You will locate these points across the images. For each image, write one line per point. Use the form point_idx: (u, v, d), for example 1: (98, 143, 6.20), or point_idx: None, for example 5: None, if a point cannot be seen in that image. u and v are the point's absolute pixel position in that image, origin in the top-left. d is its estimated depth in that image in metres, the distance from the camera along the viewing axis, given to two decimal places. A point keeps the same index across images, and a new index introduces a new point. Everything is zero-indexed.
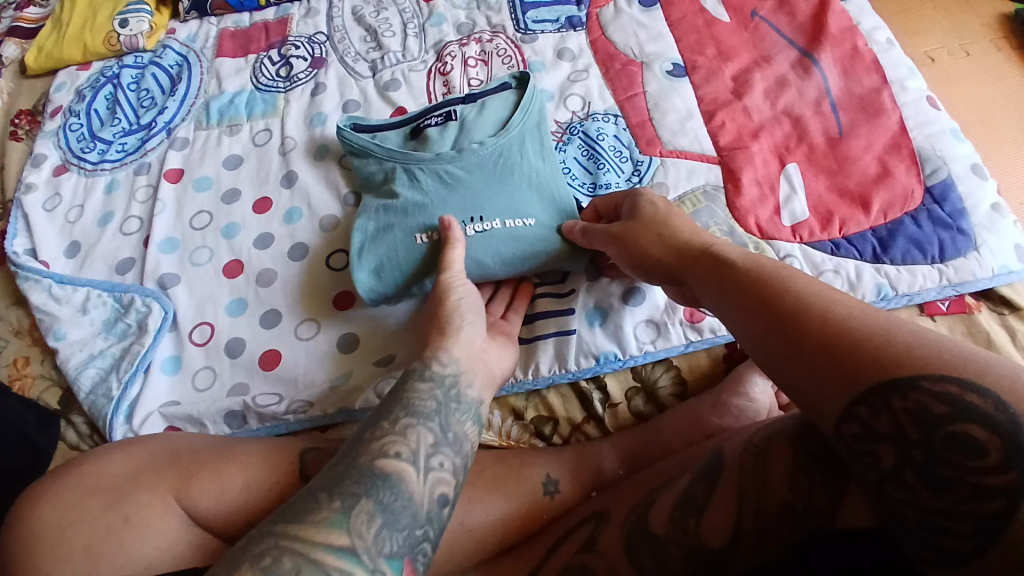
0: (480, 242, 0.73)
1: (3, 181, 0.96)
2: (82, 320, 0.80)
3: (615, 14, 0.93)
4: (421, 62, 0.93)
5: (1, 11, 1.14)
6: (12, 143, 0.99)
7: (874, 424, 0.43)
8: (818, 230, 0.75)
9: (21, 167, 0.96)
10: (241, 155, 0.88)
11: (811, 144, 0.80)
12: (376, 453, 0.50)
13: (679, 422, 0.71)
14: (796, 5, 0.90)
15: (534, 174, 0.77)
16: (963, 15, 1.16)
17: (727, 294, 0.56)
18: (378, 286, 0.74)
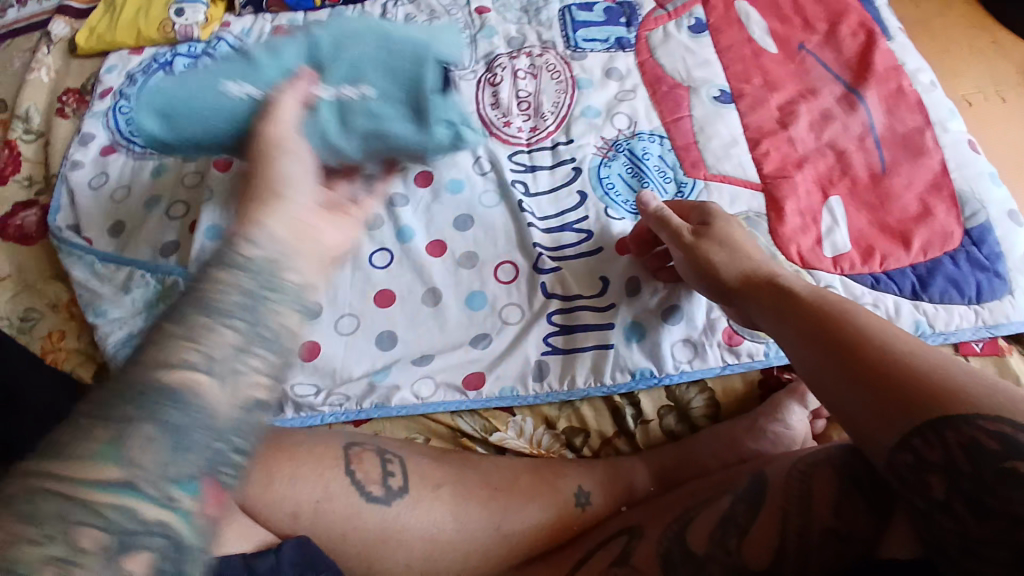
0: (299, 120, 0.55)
1: (48, 156, 0.97)
2: (123, 298, 0.81)
3: (664, 38, 0.94)
4: (471, 71, 0.94)
5: None
6: (59, 119, 1.00)
7: (926, 454, 0.43)
8: (859, 262, 0.76)
9: (67, 145, 0.96)
10: None
11: (854, 177, 0.82)
12: (155, 361, 0.37)
13: (714, 443, 0.72)
14: (842, 41, 0.93)
15: (391, 35, 0.69)
16: (1000, 62, 1.18)
17: (787, 320, 0.58)
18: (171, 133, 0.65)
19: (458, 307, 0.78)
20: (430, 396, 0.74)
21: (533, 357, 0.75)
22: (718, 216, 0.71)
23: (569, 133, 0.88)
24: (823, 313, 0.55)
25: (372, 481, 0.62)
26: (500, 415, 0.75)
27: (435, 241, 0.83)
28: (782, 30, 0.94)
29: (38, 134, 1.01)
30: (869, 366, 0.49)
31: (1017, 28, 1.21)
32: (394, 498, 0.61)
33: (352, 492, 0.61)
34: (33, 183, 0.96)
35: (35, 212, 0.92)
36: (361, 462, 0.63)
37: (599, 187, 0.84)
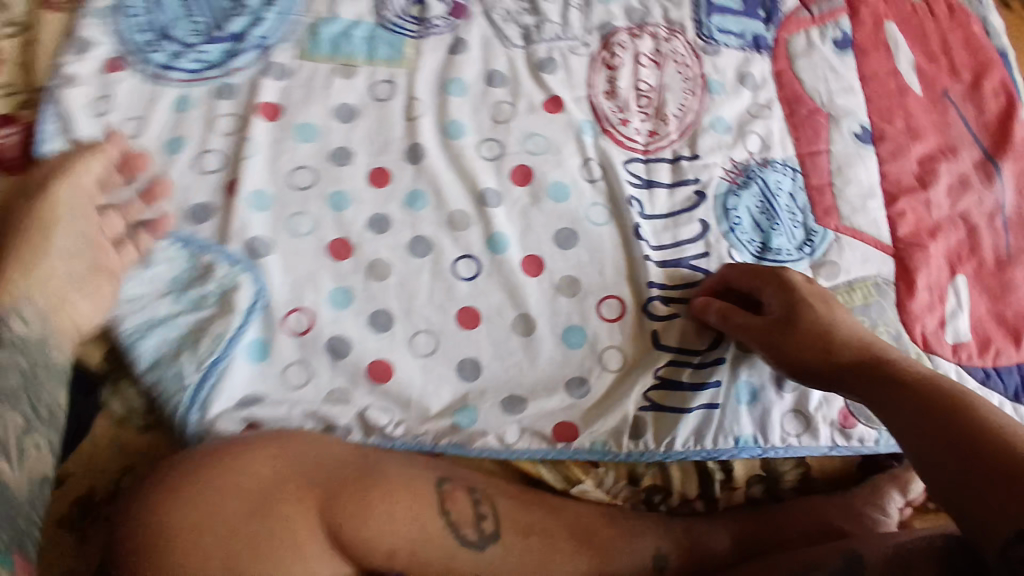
0: None
1: (29, 58, 0.72)
2: (144, 275, 0.65)
3: (807, 48, 0.82)
4: (583, 43, 0.79)
5: None
6: (47, 13, 0.73)
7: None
8: (976, 354, 0.71)
9: (58, 45, 0.72)
10: (358, 108, 0.73)
11: (981, 259, 0.75)
12: None
13: (800, 516, 0.70)
14: (985, 98, 0.83)
15: None
16: None
17: (897, 395, 0.57)
18: None
19: (555, 340, 0.68)
20: (514, 442, 0.65)
21: (629, 411, 0.67)
22: (799, 288, 0.65)
23: (694, 147, 0.76)
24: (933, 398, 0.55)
25: (466, 522, 0.59)
26: (584, 465, 0.68)
27: (530, 256, 0.71)
28: (928, 68, 0.83)
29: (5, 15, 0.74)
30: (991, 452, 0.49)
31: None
32: (487, 543, 0.59)
33: (448, 533, 0.58)
34: (10, 90, 0.71)
35: (16, 133, 0.69)
36: (455, 502, 0.60)
37: (724, 218, 0.73)
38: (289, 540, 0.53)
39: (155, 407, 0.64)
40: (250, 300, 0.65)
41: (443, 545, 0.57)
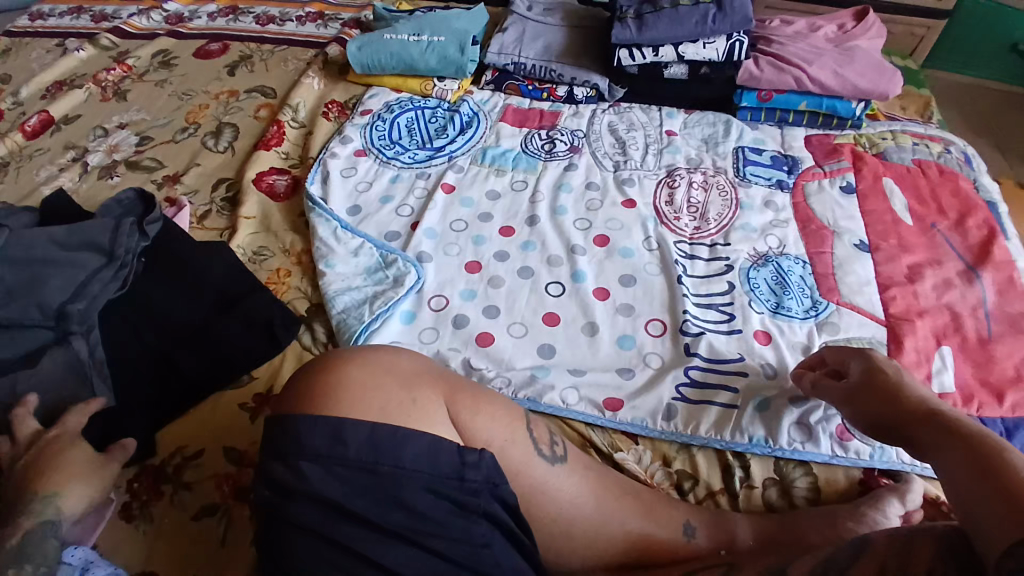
0: (363, 50, 1.30)
1: (307, 143, 1.24)
2: (351, 259, 1.02)
3: (819, 189, 1.13)
4: (653, 173, 1.17)
5: (331, 24, 1.59)
6: (323, 121, 1.28)
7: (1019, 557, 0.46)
8: (960, 404, 0.87)
9: (328, 140, 1.24)
10: (500, 192, 1.14)
11: (965, 336, 0.94)
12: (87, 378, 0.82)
13: (817, 519, 0.77)
14: (969, 230, 1.07)
15: (430, 24, 1.32)
16: None
17: (938, 435, 0.61)
18: (358, 54, 1.30)
19: (613, 342, 0.94)
20: (573, 403, 0.87)
21: (665, 399, 0.88)
22: (878, 361, 0.75)
23: (727, 239, 1.06)
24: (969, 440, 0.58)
25: (544, 441, 0.69)
26: (626, 439, 0.86)
27: (601, 288, 1.00)
28: (920, 209, 1.10)
29: (302, 125, 1.29)
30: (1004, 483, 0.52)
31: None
32: (556, 461, 0.69)
33: (529, 441, 0.68)
34: (288, 157, 1.23)
35: (286, 179, 1.19)
36: (537, 424, 0.71)
37: (746, 284, 0.99)
38: (420, 411, 0.64)
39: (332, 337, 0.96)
40: (413, 282, 0.99)
41: (527, 454, 0.67)
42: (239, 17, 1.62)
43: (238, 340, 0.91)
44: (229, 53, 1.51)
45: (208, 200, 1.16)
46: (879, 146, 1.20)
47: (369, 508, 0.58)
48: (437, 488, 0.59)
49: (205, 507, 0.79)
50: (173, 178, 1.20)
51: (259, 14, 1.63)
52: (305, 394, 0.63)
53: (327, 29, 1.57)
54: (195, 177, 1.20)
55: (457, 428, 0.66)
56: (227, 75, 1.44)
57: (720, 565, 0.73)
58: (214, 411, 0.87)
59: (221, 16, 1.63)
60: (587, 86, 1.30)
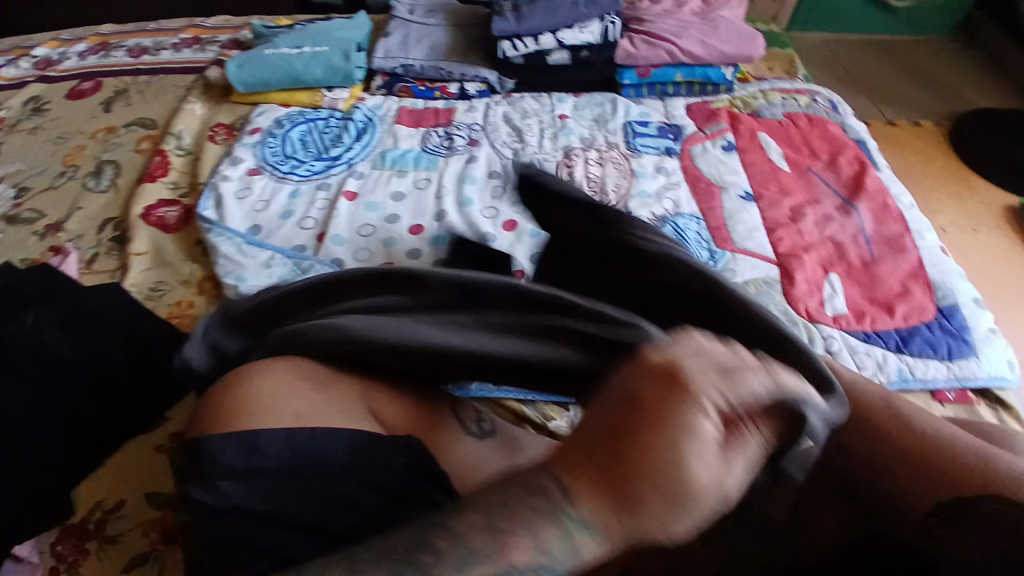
0: (244, 68, 1.28)
1: (197, 170, 1.21)
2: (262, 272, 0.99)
3: (702, 151, 1.21)
4: (551, 156, 1.21)
5: (208, 48, 1.54)
6: (210, 144, 1.25)
7: (962, 533, 0.46)
8: (853, 322, 0.97)
9: (218, 164, 1.20)
10: (405, 192, 1.14)
11: (849, 262, 1.04)
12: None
13: None
14: (841, 167, 1.18)
15: (311, 36, 1.31)
16: (972, 201, 1.44)
17: (837, 403, 0.59)
18: (239, 74, 1.27)
19: None
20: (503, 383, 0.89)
21: None
22: None
23: (626, 207, 1.12)
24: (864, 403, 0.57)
25: (470, 420, 0.71)
26: (556, 407, 0.89)
27: None
28: (793, 155, 1.21)
29: (188, 152, 1.25)
30: (914, 455, 0.52)
31: (990, 175, 1.48)
32: (482, 436, 0.70)
33: (453, 424, 0.69)
34: (179, 187, 1.20)
35: (178, 210, 1.16)
36: (460, 406, 0.72)
37: None
38: (337, 408, 0.63)
39: None
40: None
41: (454, 435, 0.68)
42: (111, 52, 1.54)
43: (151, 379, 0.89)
44: (102, 90, 1.43)
45: (95, 243, 1.11)
46: (752, 105, 1.30)
47: (298, 512, 0.57)
48: (366, 481, 0.59)
49: (137, 556, 0.77)
50: (57, 227, 1.13)
51: (132, 46, 1.55)
52: (216, 413, 0.62)
53: (204, 53, 1.52)
54: (80, 223, 1.14)
55: (380, 422, 0.65)
56: (104, 111, 1.37)
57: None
58: (133, 456, 0.86)
59: (91, 53, 1.54)
60: (477, 80, 1.33)
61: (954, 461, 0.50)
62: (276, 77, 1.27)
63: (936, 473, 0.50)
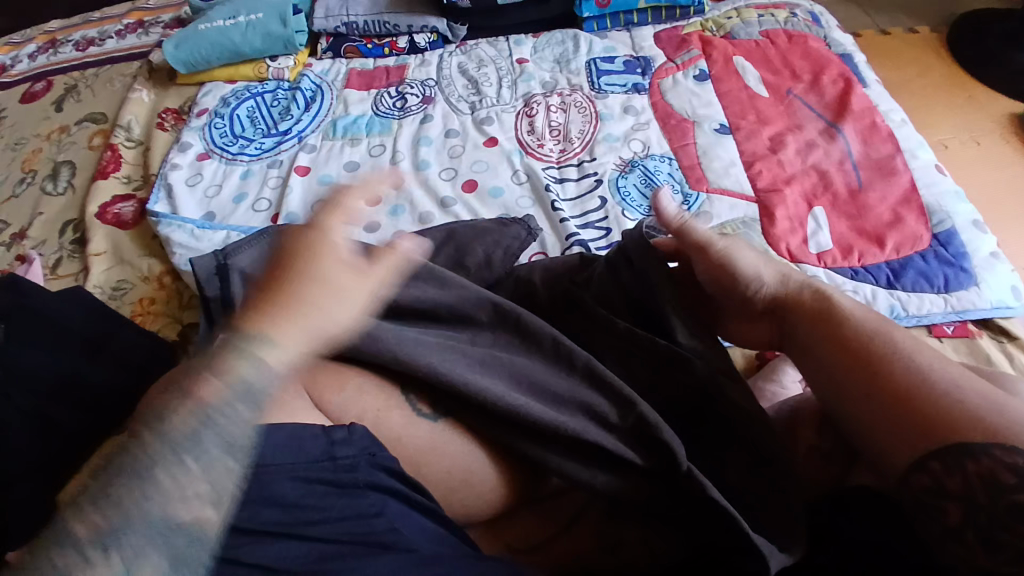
0: (179, 47, 1.20)
1: (147, 161, 1.14)
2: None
3: (674, 84, 1.12)
4: (511, 106, 1.13)
5: (152, 29, 1.39)
6: (159, 132, 1.17)
7: (945, 481, 0.49)
8: (840, 258, 0.90)
9: (166, 151, 1.13)
10: (359, 162, 1.08)
11: (834, 192, 0.97)
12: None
13: None
14: (824, 87, 1.09)
15: (244, 5, 1.23)
16: (973, 110, 1.33)
17: (819, 345, 0.62)
18: (175, 54, 1.20)
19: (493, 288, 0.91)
20: None
21: None
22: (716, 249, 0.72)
23: (593, 154, 1.04)
24: (850, 346, 0.59)
25: (423, 400, 0.68)
26: None
27: None
28: (772, 79, 1.11)
29: (137, 142, 1.18)
30: (914, 409, 0.53)
31: (989, 80, 1.37)
32: (439, 416, 0.67)
33: (405, 407, 0.67)
34: (131, 181, 1.13)
35: (133, 204, 1.09)
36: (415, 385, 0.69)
37: (617, 194, 0.98)
38: (276, 402, 0.60)
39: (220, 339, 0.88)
40: None
41: (407, 418, 0.66)
42: (59, 48, 1.37)
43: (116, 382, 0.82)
44: (53, 89, 1.29)
45: (57, 246, 1.05)
46: (725, 27, 1.20)
47: (238, 513, 0.55)
48: (308, 475, 0.58)
49: None
50: (20, 235, 1.07)
51: (79, 40, 1.38)
52: None
53: (148, 36, 1.38)
54: (40, 228, 1.07)
55: (323, 412, 0.64)
56: (55, 111, 1.25)
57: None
58: None
59: (41, 53, 1.37)
60: (426, 30, 1.24)
61: (953, 414, 0.51)
62: (213, 53, 1.20)
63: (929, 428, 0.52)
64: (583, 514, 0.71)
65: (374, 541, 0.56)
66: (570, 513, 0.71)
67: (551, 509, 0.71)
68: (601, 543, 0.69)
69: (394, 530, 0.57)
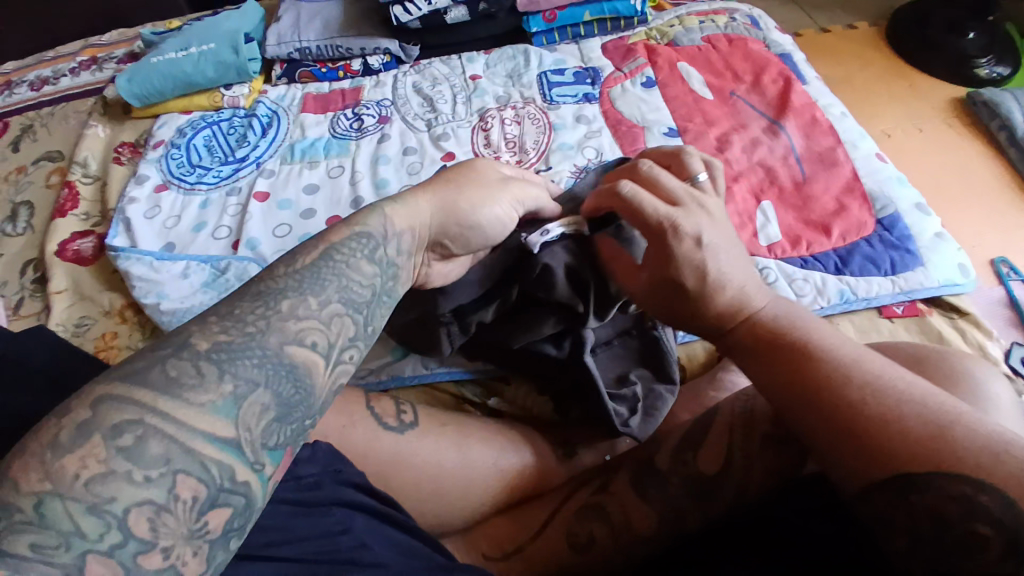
0: (132, 79, 1.19)
1: (104, 195, 1.12)
2: (182, 283, 0.95)
3: (623, 92, 1.15)
4: (466, 122, 1.15)
5: (106, 65, 1.38)
6: (115, 166, 1.16)
7: (892, 515, 0.51)
8: (789, 249, 0.93)
9: (123, 185, 1.12)
10: (318, 184, 1.09)
11: (780, 186, 1.01)
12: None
13: (682, 399, 0.82)
14: (765, 87, 1.14)
15: (196, 36, 1.24)
16: (913, 100, 1.39)
17: (763, 361, 0.61)
18: (128, 87, 1.19)
19: None
20: (437, 366, 0.87)
21: None
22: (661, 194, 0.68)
23: (548, 163, 1.07)
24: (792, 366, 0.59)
25: (388, 414, 0.71)
26: (496, 384, 0.87)
27: None
28: (716, 82, 1.16)
29: (94, 177, 1.16)
30: (870, 447, 0.52)
31: (926, 71, 1.44)
32: (406, 429, 0.70)
33: (370, 420, 0.69)
34: (89, 218, 1.10)
35: (91, 240, 1.06)
36: (378, 401, 0.72)
37: None
38: None
39: None
40: None
41: (372, 433, 0.68)
42: (14, 90, 1.35)
43: None
44: (9, 130, 1.27)
45: (19, 287, 1.02)
46: (669, 34, 1.25)
47: None
48: (271, 495, 0.59)
49: None
50: None
51: (33, 79, 1.37)
52: None
53: (102, 72, 1.36)
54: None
55: None
56: (12, 153, 1.23)
57: (599, 472, 0.74)
58: None
59: None
60: (380, 52, 1.26)
61: (909, 449, 0.50)
62: (166, 84, 1.20)
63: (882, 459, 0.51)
64: (557, 514, 0.71)
65: (342, 558, 0.56)
66: (544, 517, 0.72)
67: (524, 513, 0.73)
68: (572, 544, 0.69)
69: (363, 546, 0.57)
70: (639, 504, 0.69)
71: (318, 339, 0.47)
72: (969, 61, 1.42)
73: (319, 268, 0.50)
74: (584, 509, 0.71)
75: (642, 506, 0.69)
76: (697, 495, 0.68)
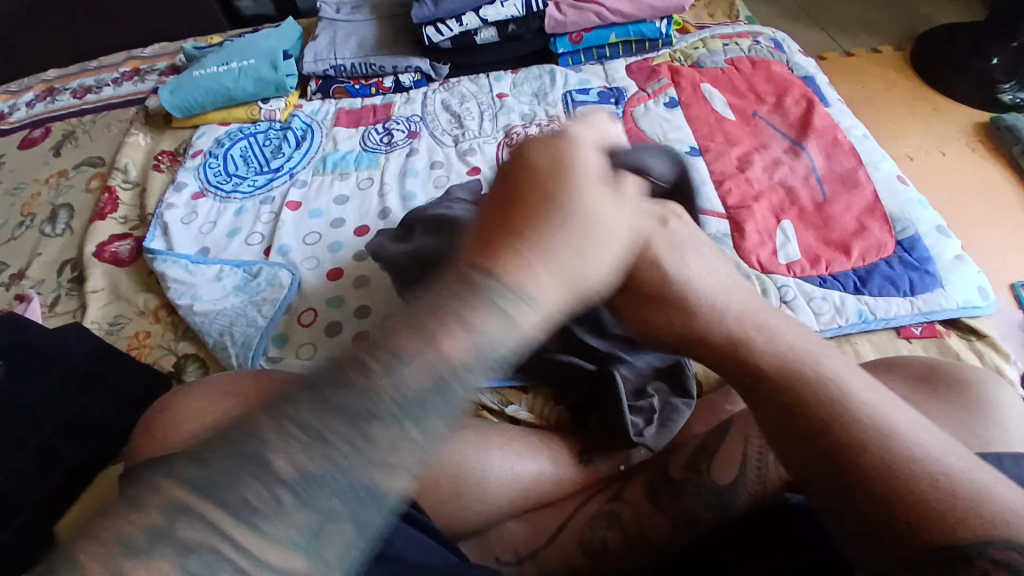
0: (176, 92, 1.25)
1: (143, 201, 1.17)
2: (215, 285, 1.00)
3: (646, 111, 1.18)
4: (492, 138, 1.19)
5: (148, 76, 1.45)
6: (155, 173, 1.21)
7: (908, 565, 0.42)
8: (809, 267, 0.94)
9: (162, 191, 1.17)
10: (348, 196, 1.13)
11: (800, 205, 1.02)
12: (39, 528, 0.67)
13: (699, 412, 0.82)
14: (787, 108, 1.16)
15: (238, 52, 1.30)
16: (939, 123, 1.39)
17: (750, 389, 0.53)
18: (171, 99, 1.25)
19: None
20: None
21: None
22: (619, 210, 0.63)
23: None
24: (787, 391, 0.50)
25: None
26: (514, 392, 0.88)
27: None
28: (738, 103, 1.18)
29: (134, 183, 1.21)
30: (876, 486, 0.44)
31: (951, 94, 1.45)
32: None
33: None
34: (127, 221, 1.15)
35: (129, 243, 1.11)
36: None
37: None
38: None
39: (245, 334, 0.93)
40: (282, 294, 0.98)
41: None
42: (56, 96, 1.43)
43: (113, 419, 0.84)
44: (52, 135, 1.34)
45: (56, 286, 1.06)
46: (692, 57, 1.28)
47: None
48: None
49: None
50: (18, 275, 1.09)
51: (76, 87, 1.44)
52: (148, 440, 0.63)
53: (144, 83, 1.44)
54: (40, 268, 1.09)
55: None
56: (54, 156, 1.29)
57: (614, 481, 0.76)
58: None
59: (40, 101, 1.43)
60: (411, 70, 1.31)
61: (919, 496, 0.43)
62: (207, 98, 1.25)
63: (891, 511, 0.43)
64: (571, 520, 0.73)
65: None
66: (557, 524, 0.73)
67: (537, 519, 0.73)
68: (586, 551, 0.70)
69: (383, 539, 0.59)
70: (653, 513, 0.70)
71: (443, 373, 0.35)
72: (992, 85, 1.41)
73: (456, 297, 0.36)
74: (597, 517, 0.72)
75: (655, 515, 0.69)
76: (715, 507, 0.68)
